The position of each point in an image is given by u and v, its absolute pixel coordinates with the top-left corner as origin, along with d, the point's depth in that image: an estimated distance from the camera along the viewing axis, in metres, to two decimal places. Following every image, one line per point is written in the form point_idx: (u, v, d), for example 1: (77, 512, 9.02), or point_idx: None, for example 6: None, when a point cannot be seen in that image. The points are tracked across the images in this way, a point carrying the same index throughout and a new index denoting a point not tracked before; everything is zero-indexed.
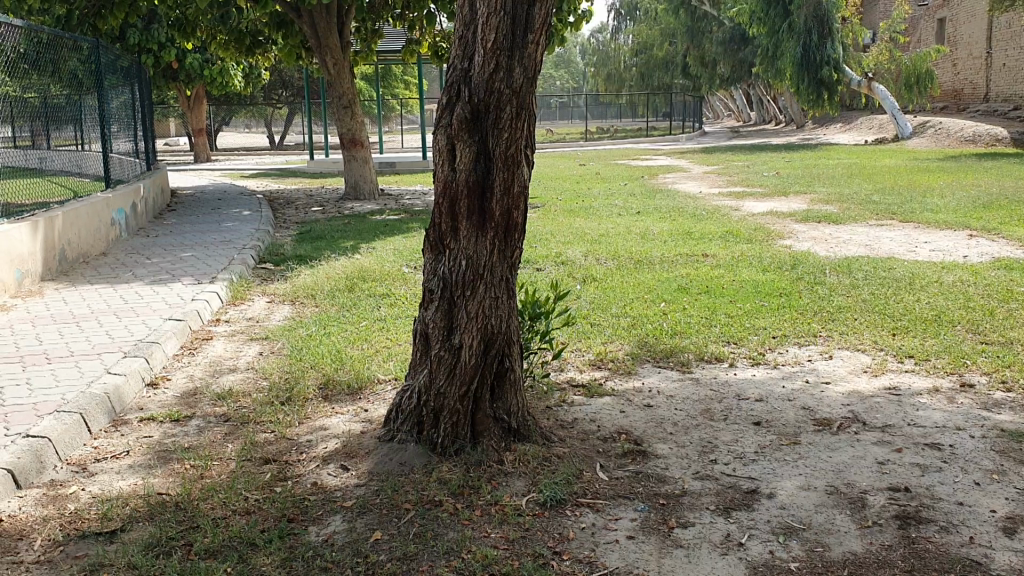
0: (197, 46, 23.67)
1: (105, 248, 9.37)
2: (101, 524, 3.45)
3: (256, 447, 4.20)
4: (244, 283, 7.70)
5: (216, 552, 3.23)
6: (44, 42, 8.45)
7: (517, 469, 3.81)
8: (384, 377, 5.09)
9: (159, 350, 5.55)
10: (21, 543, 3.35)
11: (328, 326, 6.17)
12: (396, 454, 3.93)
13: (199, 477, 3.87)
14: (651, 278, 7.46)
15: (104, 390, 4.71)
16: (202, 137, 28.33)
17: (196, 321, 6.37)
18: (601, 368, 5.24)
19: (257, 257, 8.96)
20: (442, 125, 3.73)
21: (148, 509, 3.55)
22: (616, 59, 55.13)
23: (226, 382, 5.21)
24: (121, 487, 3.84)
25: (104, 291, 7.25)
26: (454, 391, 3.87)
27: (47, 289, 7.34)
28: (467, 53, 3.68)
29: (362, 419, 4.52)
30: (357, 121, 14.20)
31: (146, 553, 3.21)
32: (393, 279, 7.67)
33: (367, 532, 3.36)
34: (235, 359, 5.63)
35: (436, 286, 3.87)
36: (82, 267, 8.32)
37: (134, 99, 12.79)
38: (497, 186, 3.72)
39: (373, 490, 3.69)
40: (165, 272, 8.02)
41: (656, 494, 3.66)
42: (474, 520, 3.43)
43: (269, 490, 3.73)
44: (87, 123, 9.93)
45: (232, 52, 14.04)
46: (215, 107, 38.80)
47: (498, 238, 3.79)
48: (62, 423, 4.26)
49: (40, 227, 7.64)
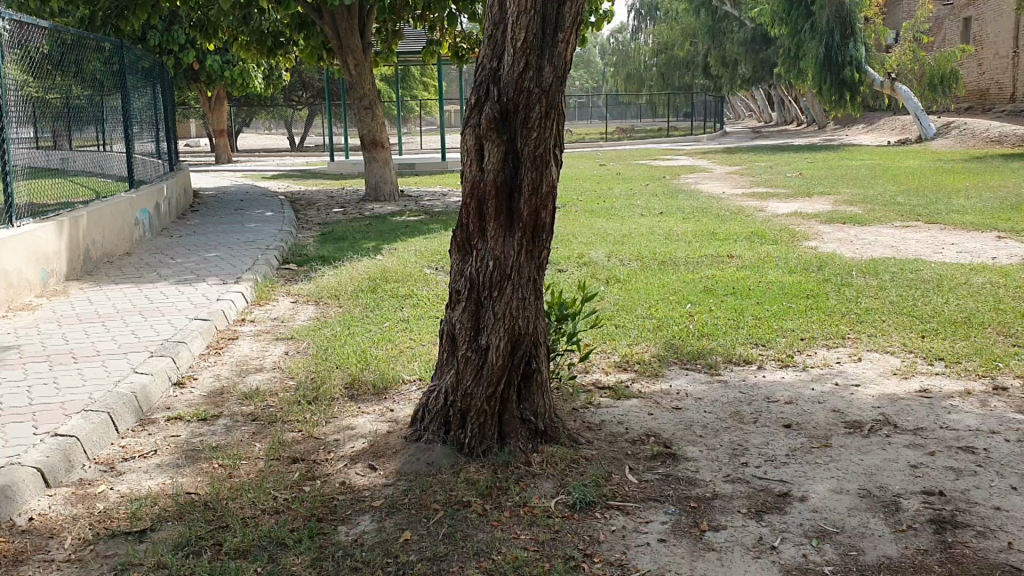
0: (220, 48, 23.78)
1: (130, 248, 9.41)
2: (131, 523, 3.46)
3: (283, 446, 4.18)
4: (269, 282, 7.74)
5: (246, 552, 3.22)
6: (69, 43, 8.56)
7: (545, 471, 3.78)
8: (409, 377, 5.06)
9: (185, 349, 5.56)
10: (51, 540, 3.38)
11: (352, 325, 6.18)
12: (423, 454, 3.90)
13: (228, 477, 3.87)
14: (677, 279, 7.44)
15: (131, 389, 4.72)
16: (224, 137, 28.55)
17: (222, 321, 6.38)
18: (628, 370, 5.21)
19: (281, 258, 8.99)
20: (470, 124, 3.72)
21: (178, 508, 3.55)
22: (637, 61, 55.12)
23: (252, 381, 5.20)
24: (150, 485, 3.85)
25: (130, 290, 7.30)
26: (481, 391, 3.85)
27: (72, 287, 7.42)
28: (497, 52, 3.66)
29: (388, 419, 4.50)
30: (378, 122, 14.23)
31: (176, 553, 3.21)
32: (416, 279, 7.67)
33: (396, 532, 3.35)
34: (262, 359, 5.64)
35: (463, 286, 3.85)
36: (106, 267, 8.36)
37: (157, 101, 12.91)
38: (525, 186, 3.70)
39: (401, 491, 3.68)
40: (190, 272, 8.04)
41: (686, 497, 3.62)
42: (504, 522, 3.40)
43: (298, 490, 3.72)
44: (109, 124, 9.96)
45: (254, 52, 14.03)
46: (236, 109, 39.13)
47: (527, 238, 3.77)
48: (90, 421, 4.27)
49: (66, 227, 7.69)
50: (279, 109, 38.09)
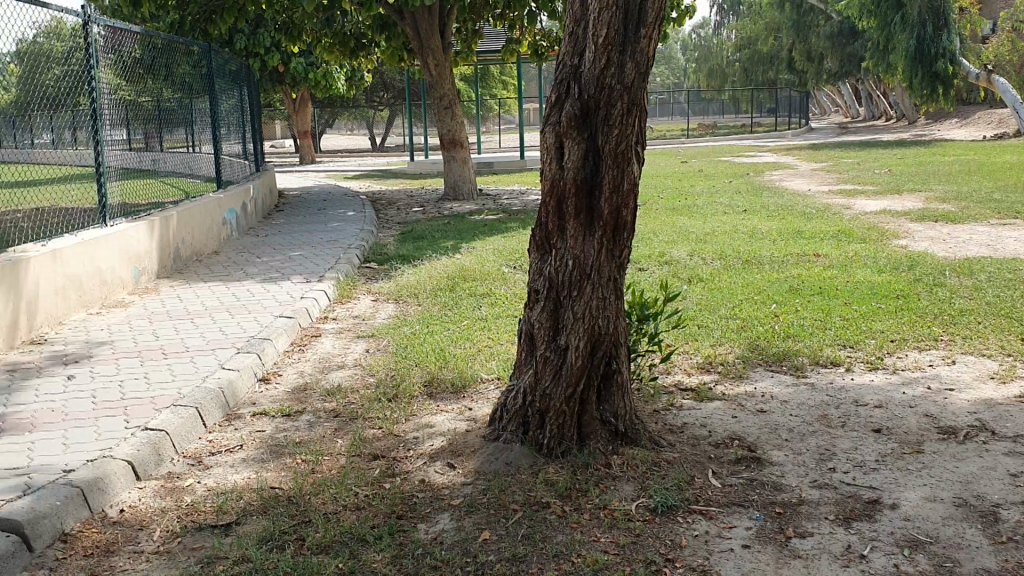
0: (304, 50, 24.24)
1: (217, 247, 9.66)
2: (217, 517, 3.53)
3: (364, 443, 4.22)
4: (351, 281, 7.84)
5: (328, 547, 3.26)
6: (160, 47, 8.82)
7: (626, 473, 3.73)
8: (488, 376, 5.06)
9: (270, 346, 5.66)
10: (141, 532, 3.47)
11: (432, 324, 6.22)
12: (502, 454, 3.89)
13: (310, 472, 3.92)
14: (761, 278, 7.29)
15: (219, 385, 4.83)
16: (307, 138, 29.11)
17: (305, 318, 6.49)
18: (710, 371, 5.11)
19: (362, 257, 9.11)
20: (550, 123, 3.70)
21: (262, 503, 3.61)
22: (719, 57, 54.29)
23: (335, 378, 5.27)
24: (235, 479, 3.93)
25: (217, 288, 7.48)
26: (561, 392, 3.82)
27: (162, 285, 7.63)
28: (578, 49, 3.63)
29: (467, 418, 4.51)
30: (457, 121, 14.31)
31: (260, 546, 3.27)
32: (495, 278, 7.67)
33: (476, 532, 3.34)
34: (343, 356, 5.71)
35: (542, 286, 3.83)
36: (195, 266, 8.59)
37: (244, 103, 13.20)
38: (606, 185, 3.66)
39: (479, 490, 3.67)
40: (275, 271, 8.21)
41: (771, 503, 3.53)
42: (583, 524, 3.36)
43: (378, 486, 3.75)
44: (198, 126, 10.23)
45: (337, 54, 14.27)
46: (319, 110, 39.84)
47: (607, 237, 3.72)
48: (179, 416, 4.38)
49: (157, 226, 7.92)
50: (361, 109, 38.67)
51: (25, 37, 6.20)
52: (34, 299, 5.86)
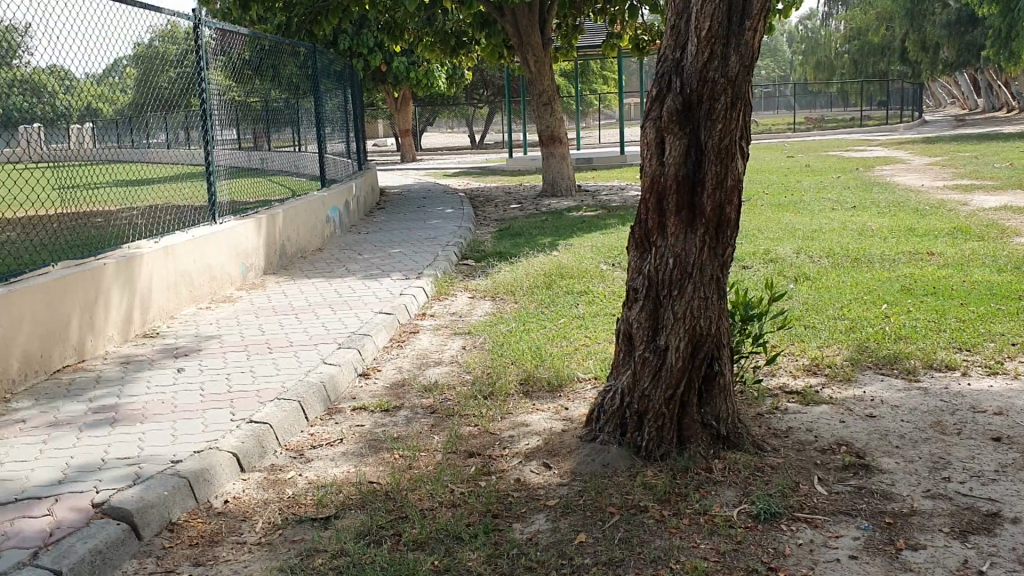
0: (406, 49, 24.57)
1: (321, 244, 9.87)
2: (317, 510, 3.58)
3: (461, 440, 4.23)
4: (449, 277, 7.89)
5: (424, 544, 3.27)
6: (267, 49, 9.04)
7: (727, 478, 3.63)
8: (586, 375, 5.01)
9: (370, 341, 5.74)
10: (244, 523, 3.55)
11: (529, 321, 6.20)
12: (599, 455, 3.83)
13: (407, 468, 3.95)
14: (870, 278, 7.01)
15: (320, 379, 4.92)
16: (409, 136, 29.52)
17: (404, 315, 6.56)
18: (816, 374, 4.94)
19: (460, 254, 9.16)
20: (651, 118, 3.62)
21: (360, 497, 3.65)
22: (827, 48, 52.72)
23: (432, 375, 5.30)
24: (335, 473, 3.98)
25: (320, 284, 7.63)
26: (660, 394, 3.74)
27: (268, 281, 7.83)
28: (679, 42, 3.55)
29: (564, 417, 4.47)
30: (557, 117, 14.26)
31: (358, 541, 3.30)
32: (593, 275, 7.60)
33: (572, 534, 3.30)
34: (441, 353, 5.74)
35: (641, 284, 3.76)
36: (299, 262, 8.79)
37: (347, 103, 13.45)
38: (708, 181, 3.56)
39: (576, 491, 3.63)
40: (376, 267, 8.32)
41: (881, 512, 3.38)
42: (682, 529, 3.28)
43: (474, 484, 3.75)
44: (304, 125, 10.46)
45: (438, 53, 14.40)
46: (420, 109, 40.38)
47: (710, 235, 3.62)
48: (282, 409, 4.47)
49: (263, 224, 8.13)
50: (461, 107, 39.01)
51: (141, 40, 6.46)
52: (148, 294, 6.09)
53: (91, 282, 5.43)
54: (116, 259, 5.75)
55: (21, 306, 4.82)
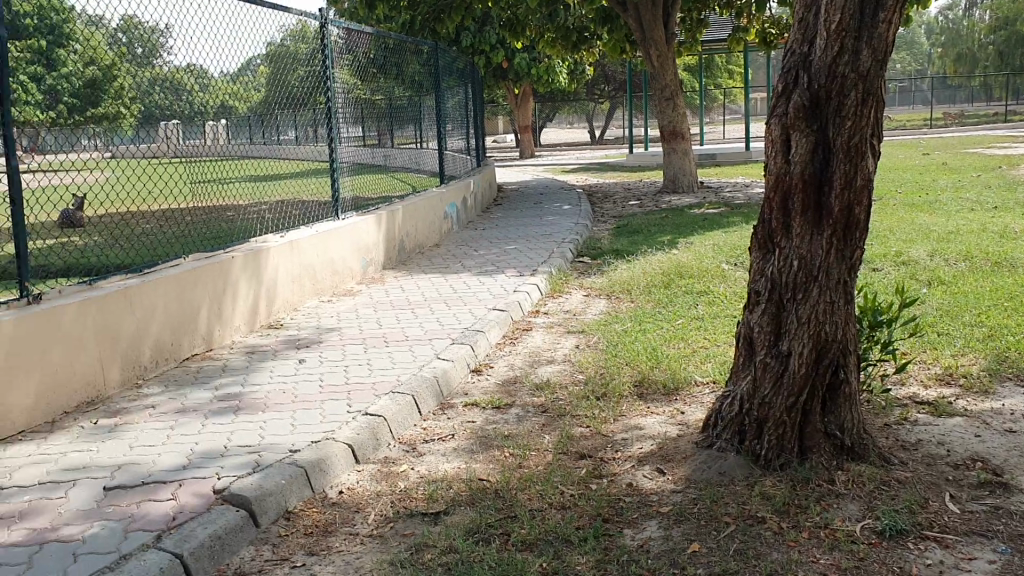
0: (528, 45, 24.64)
1: (439, 240, 9.98)
2: (427, 505, 3.61)
3: (572, 441, 4.18)
4: (564, 275, 7.84)
5: (533, 545, 3.24)
6: (391, 47, 9.20)
7: (851, 491, 3.46)
8: (702, 379, 4.88)
9: (483, 338, 5.76)
10: (357, 514, 3.61)
11: (644, 322, 6.09)
12: (715, 462, 3.72)
13: (517, 467, 3.93)
14: (1012, 283, 6.59)
15: (434, 373, 4.96)
16: (529, 132, 29.62)
17: (518, 311, 6.56)
18: (950, 384, 4.67)
19: (577, 251, 9.10)
20: (776, 114, 3.49)
21: (470, 495, 3.65)
22: (969, 39, 50.10)
23: (545, 373, 5.28)
24: (446, 469, 4.00)
25: (437, 279, 7.72)
26: (781, 401, 3.61)
27: (387, 275, 7.97)
28: (807, 36, 3.40)
29: (678, 422, 4.37)
30: (679, 113, 13.99)
31: (467, 538, 3.30)
32: (713, 275, 7.42)
33: (684, 543, 3.21)
34: (554, 351, 5.71)
35: (763, 287, 3.63)
36: (417, 258, 8.91)
37: (468, 100, 13.57)
38: (837, 180, 3.40)
39: (690, 498, 3.53)
40: (492, 264, 8.35)
41: (1020, 535, 3.16)
42: (801, 543, 3.15)
43: (584, 487, 3.69)
44: (426, 123, 10.60)
45: (559, 49, 14.35)
46: (541, 105, 40.48)
47: (837, 236, 3.46)
48: (396, 402, 4.53)
49: (383, 220, 8.27)
50: (582, 102, 38.90)
51: (272, 40, 6.71)
52: (273, 287, 6.28)
53: (219, 274, 5.63)
54: (244, 252, 5.95)
55: (155, 295, 5.04)
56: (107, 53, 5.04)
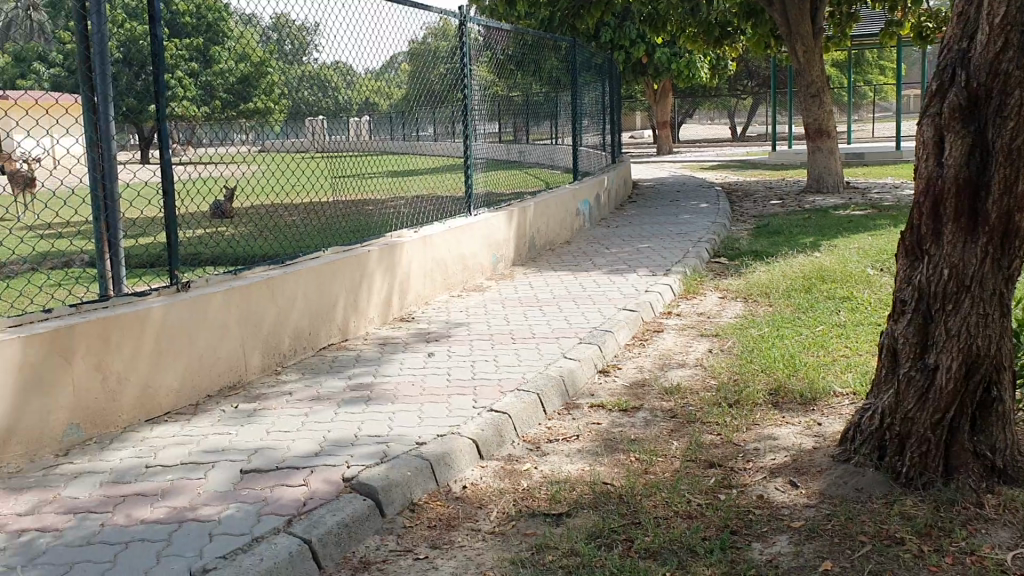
0: (669, 41, 24.31)
1: (571, 237, 9.95)
2: (550, 506, 3.59)
3: (700, 448, 4.08)
4: (699, 276, 7.68)
5: (656, 553, 3.17)
6: (529, 44, 9.22)
7: (1001, 517, 3.23)
8: (841, 390, 4.67)
9: (612, 338, 5.69)
10: (480, 511, 3.62)
11: (782, 327, 5.89)
12: (852, 478, 3.55)
13: (642, 472, 3.86)
14: None
15: (561, 373, 4.94)
16: (667, 129, 29.24)
17: (649, 312, 6.46)
18: None
19: (713, 252, 8.90)
20: (929, 114, 3.29)
21: (594, 497, 3.61)
22: None
23: (675, 377, 5.17)
24: (570, 470, 3.97)
25: (568, 277, 7.69)
26: (926, 417, 3.41)
27: (517, 272, 8.01)
28: (967, 31, 3.20)
29: (814, 433, 4.19)
30: (825, 110, 13.47)
31: (589, 542, 3.26)
32: (857, 280, 7.10)
33: (816, 561, 3.07)
34: (685, 354, 5.59)
35: (909, 296, 3.42)
36: (548, 255, 8.92)
37: (606, 95, 13.46)
38: (995, 185, 3.18)
39: (824, 514, 3.38)
40: (624, 262, 8.27)
41: None
42: (944, 569, 2.96)
43: (712, 496, 3.59)
44: (562, 119, 10.59)
45: (701, 44, 14.08)
46: (681, 101, 39.88)
47: (994, 244, 3.24)
48: (522, 400, 4.53)
49: (514, 216, 8.31)
50: (724, 98, 38.09)
51: (414, 38, 6.93)
52: (406, 280, 6.41)
53: (356, 266, 5.78)
54: (380, 246, 6.09)
55: (295, 286, 5.22)
56: (259, 50, 5.26)
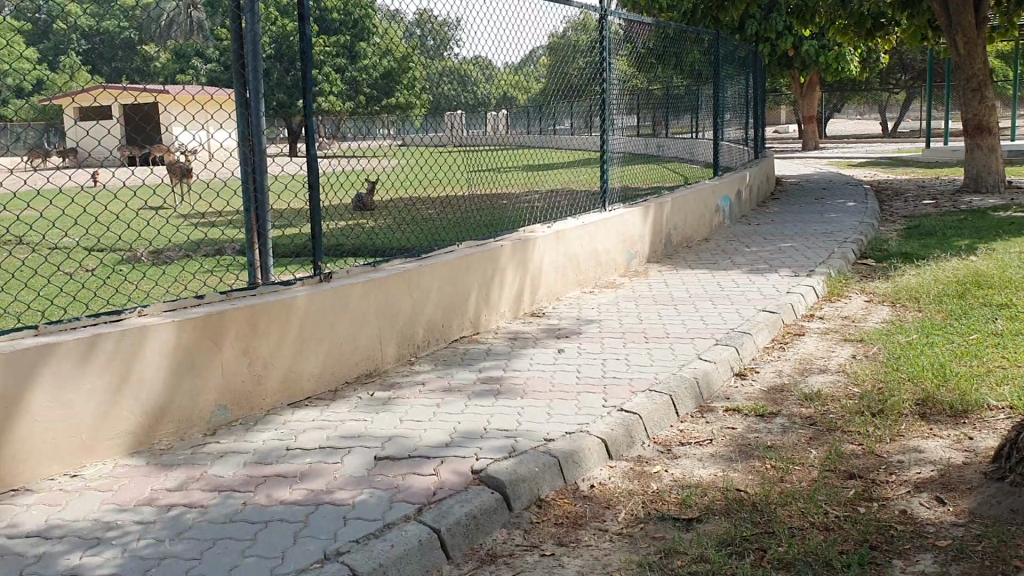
0: (818, 32, 23.48)
1: (709, 234, 9.74)
2: (680, 510, 3.53)
3: (840, 458, 3.92)
4: (844, 278, 7.39)
5: (789, 564, 3.06)
6: (671, 37, 9.02)
7: None
8: (997, 403, 4.39)
9: (749, 340, 5.54)
10: (609, 511, 3.59)
11: (933, 333, 5.59)
12: (1007, 498, 3.34)
13: (777, 481, 3.74)
14: None
15: (694, 374, 4.84)
16: (814, 124, 28.29)
17: (790, 315, 6.25)
18: None
19: (859, 253, 8.55)
20: None
21: (726, 504, 3.52)
22: None
23: (815, 383, 4.99)
24: (702, 475, 3.89)
25: (705, 276, 7.54)
26: None
27: (653, 269, 7.90)
28: None
29: (965, 448, 3.96)
30: (986, 105, 12.64)
31: (719, 549, 3.18)
32: (1019, 285, 6.66)
33: None
34: (827, 360, 5.38)
35: None
36: (686, 252, 8.76)
37: (750, 88, 13.08)
38: None
39: (974, 535, 3.19)
40: (765, 262, 8.04)
41: None
42: None
43: (851, 509, 3.44)
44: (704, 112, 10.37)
45: (851, 36, 13.68)
46: (829, 94, 38.47)
47: None
48: (654, 400, 4.46)
49: (651, 212, 8.20)
50: (875, 92, 36.52)
51: (555, 31, 6.94)
52: (539, 274, 6.42)
53: (490, 260, 5.83)
54: (513, 240, 6.13)
55: (431, 279, 5.31)
56: (402, 45, 5.39)
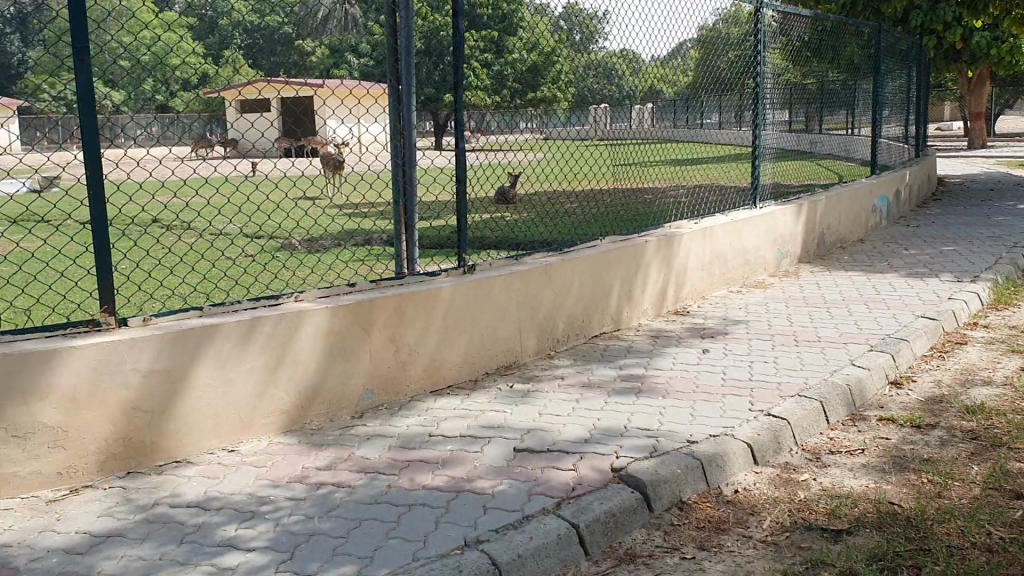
0: (989, 24, 22.14)
1: (864, 235, 9.34)
2: (829, 521, 3.39)
3: (1006, 476, 3.68)
4: (1012, 285, 6.93)
5: None
6: (830, 30, 8.64)
7: None
8: None
9: (907, 347, 5.27)
10: (752, 518, 3.49)
11: None
12: None
13: (935, 496, 3.54)
14: None
15: (847, 381, 4.64)
16: (982, 122, 26.69)
17: (951, 322, 5.91)
18: None
19: None
20: None
21: (878, 518, 3.36)
22: None
23: (979, 395, 4.70)
24: (853, 485, 3.72)
25: (859, 278, 7.22)
26: None
27: (803, 270, 7.64)
28: None
29: None
30: None
31: (870, 563, 3.03)
32: None
33: None
34: (992, 371, 5.06)
35: None
36: (838, 253, 8.43)
37: (912, 84, 12.47)
38: None
39: None
40: (924, 265, 7.64)
41: None
42: None
43: (1017, 531, 3.22)
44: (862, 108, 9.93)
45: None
46: (998, 90, 36.25)
47: None
48: (803, 406, 4.30)
49: (804, 210, 7.92)
50: None
51: (705, 23, 6.76)
52: (684, 271, 6.31)
53: (633, 256, 5.76)
54: (658, 236, 6.04)
55: (573, 273, 5.29)
56: (550, 40, 5.41)
